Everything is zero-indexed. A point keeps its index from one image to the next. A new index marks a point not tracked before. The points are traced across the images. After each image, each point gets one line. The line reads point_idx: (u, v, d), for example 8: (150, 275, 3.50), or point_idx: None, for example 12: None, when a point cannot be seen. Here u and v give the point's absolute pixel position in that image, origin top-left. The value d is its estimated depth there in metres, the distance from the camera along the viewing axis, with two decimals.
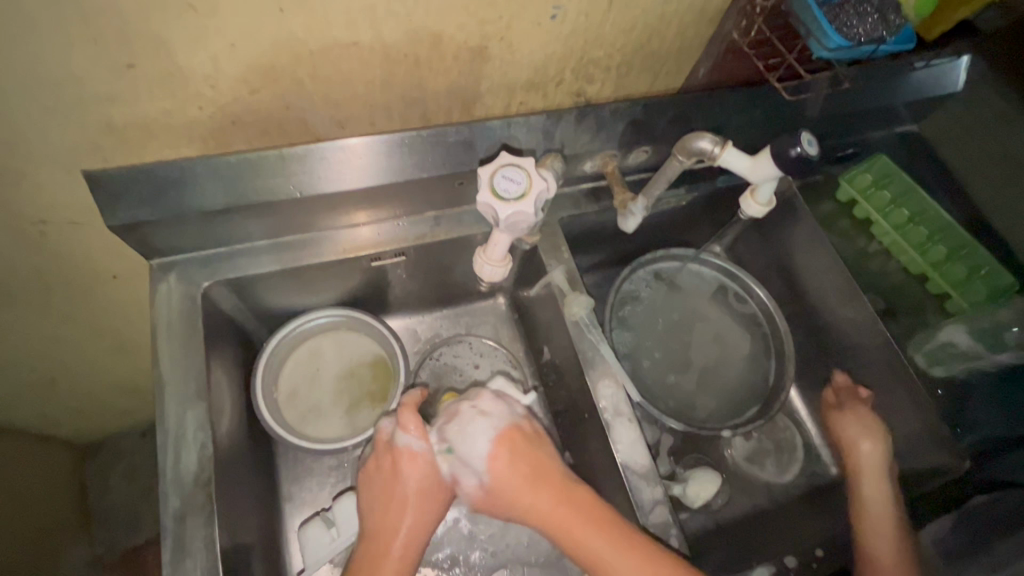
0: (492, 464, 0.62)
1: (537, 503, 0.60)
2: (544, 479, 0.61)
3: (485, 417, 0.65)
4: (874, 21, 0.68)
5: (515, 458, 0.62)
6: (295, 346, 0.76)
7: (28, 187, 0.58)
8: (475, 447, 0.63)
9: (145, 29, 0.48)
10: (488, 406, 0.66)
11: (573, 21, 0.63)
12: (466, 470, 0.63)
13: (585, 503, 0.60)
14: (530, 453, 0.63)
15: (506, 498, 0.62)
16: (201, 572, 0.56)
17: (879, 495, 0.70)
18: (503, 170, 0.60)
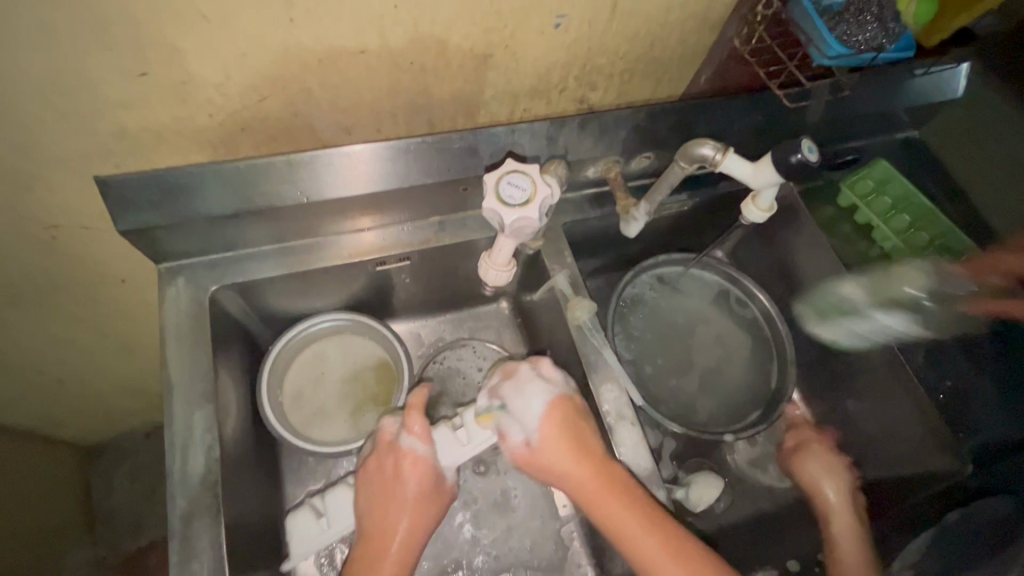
0: (543, 426, 0.63)
1: (574, 474, 0.61)
2: (584, 451, 0.62)
3: (543, 381, 0.65)
4: (874, 30, 0.69)
5: (564, 428, 0.63)
6: (302, 349, 0.77)
7: (41, 191, 0.59)
8: (529, 407, 0.64)
9: (159, 38, 0.49)
10: (546, 372, 0.66)
11: (577, 30, 0.64)
12: (519, 427, 0.64)
13: (620, 477, 0.61)
14: (577, 421, 0.64)
15: (552, 460, 0.63)
16: (208, 572, 0.57)
17: (847, 524, 0.72)
18: (508, 176, 0.60)
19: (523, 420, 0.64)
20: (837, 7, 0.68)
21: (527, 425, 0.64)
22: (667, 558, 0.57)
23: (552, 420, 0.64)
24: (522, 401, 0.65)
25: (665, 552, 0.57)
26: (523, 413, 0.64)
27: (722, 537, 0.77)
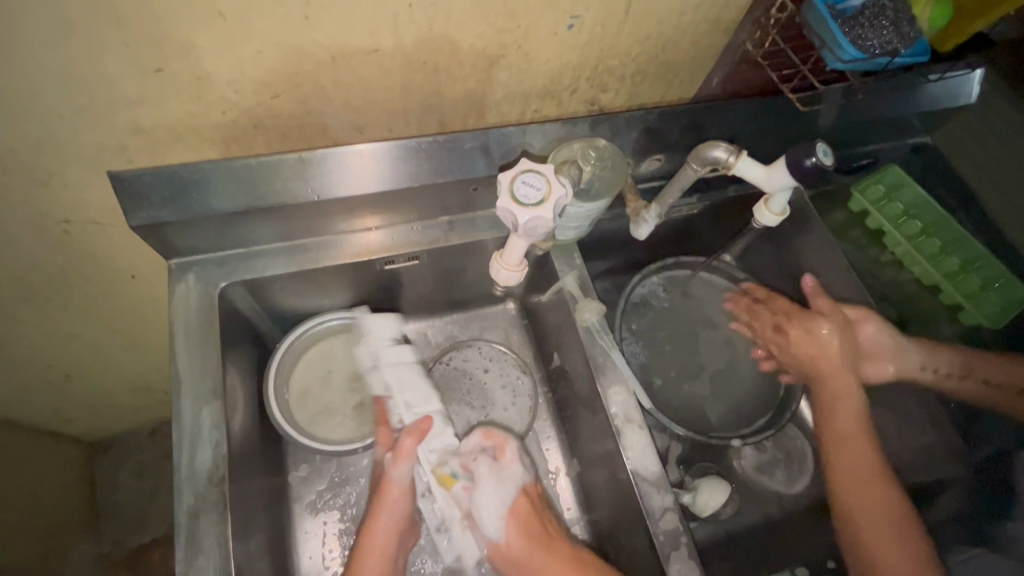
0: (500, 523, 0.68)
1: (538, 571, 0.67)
2: (547, 545, 0.68)
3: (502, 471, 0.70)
4: (890, 34, 0.68)
5: (525, 524, 0.68)
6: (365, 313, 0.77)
7: (54, 186, 0.59)
8: (490, 507, 0.69)
9: (176, 33, 0.49)
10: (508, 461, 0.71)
11: (590, 31, 0.64)
12: (491, 516, 0.68)
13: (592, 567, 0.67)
14: (531, 516, 0.69)
15: (507, 550, 0.68)
16: (213, 568, 0.56)
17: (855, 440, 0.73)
18: (523, 176, 0.60)
19: (484, 510, 0.69)
20: (854, 10, 0.67)
21: (492, 514, 0.69)
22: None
23: (514, 522, 0.68)
24: (483, 495, 0.69)
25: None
26: (488, 507, 0.69)
27: (728, 543, 0.76)
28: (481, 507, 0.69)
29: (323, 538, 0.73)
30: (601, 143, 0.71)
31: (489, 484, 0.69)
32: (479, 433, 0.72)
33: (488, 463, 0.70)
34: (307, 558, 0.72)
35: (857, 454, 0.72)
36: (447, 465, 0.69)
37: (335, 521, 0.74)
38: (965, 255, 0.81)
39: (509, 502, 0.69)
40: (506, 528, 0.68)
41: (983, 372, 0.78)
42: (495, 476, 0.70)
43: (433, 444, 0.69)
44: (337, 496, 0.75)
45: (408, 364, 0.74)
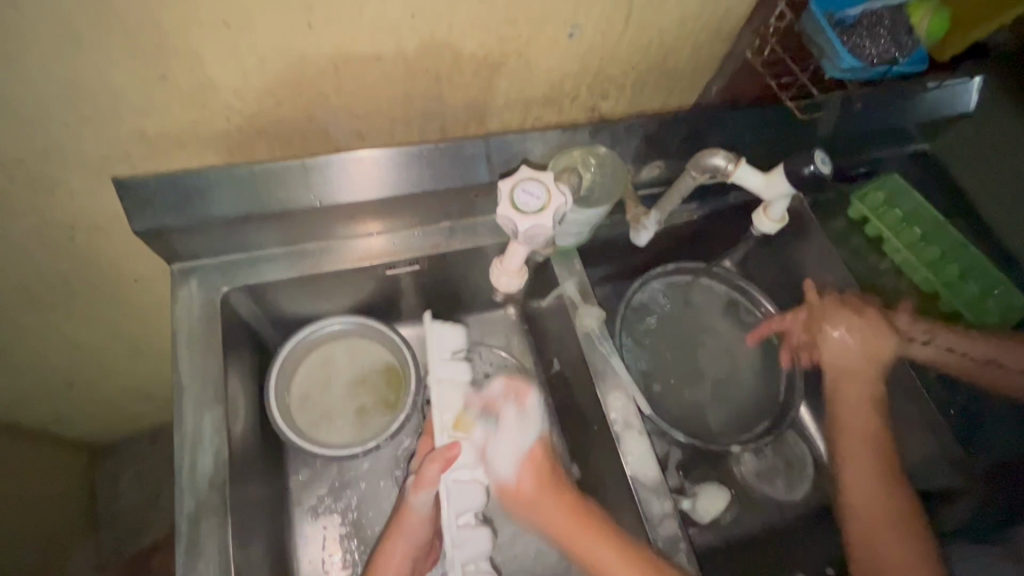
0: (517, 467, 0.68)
1: (550, 518, 0.67)
2: (556, 491, 0.68)
3: (522, 417, 0.70)
4: (886, 44, 0.69)
5: (539, 470, 0.69)
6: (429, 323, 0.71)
7: (59, 193, 0.60)
8: (506, 448, 0.69)
9: (181, 43, 0.50)
10: (529, 407, 0.72)
11: (590, 40, 0.65)
12: (506, 456, 0.68)
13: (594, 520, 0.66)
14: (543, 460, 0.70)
15: (525, 502, 0.68)
16: (214, 573, 0.57)
17: (858, 424, 0.75)
18: (524, 183, 0.60)
19: (497, 453, 0.68)
20: (852, 20, 0.68)
21: (509, 455, 0.69)
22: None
23: (529, 466, 0.69)
24: (501, 441, 0.69)
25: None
26: (505, 447, 0.69)
27: (728, 550, 0.76)
28: (497, 455, 0.69)
29: (323, 543, 0.73)
30: (601, 150, 0.71)
31: (513, 424, 0.70)
32: (502, 379, 0.73)
33: (513, 407, 0.71)
34: (307, 563, 0.72)
35: (856, 433, 0.74)
36: (465, 512, 0.63)
37: (335, 527, 0.74)
38: (963, 263, 0.82)
39: (525, 446, 0.70)
40: (518, 467, 0.68)
41: (975, 347, 0.76)
42: (521, 419, 0.70)
43: (461, 476, 0.64)
44: (335, 501, 0.75)
45: (460, 385, 0.69)
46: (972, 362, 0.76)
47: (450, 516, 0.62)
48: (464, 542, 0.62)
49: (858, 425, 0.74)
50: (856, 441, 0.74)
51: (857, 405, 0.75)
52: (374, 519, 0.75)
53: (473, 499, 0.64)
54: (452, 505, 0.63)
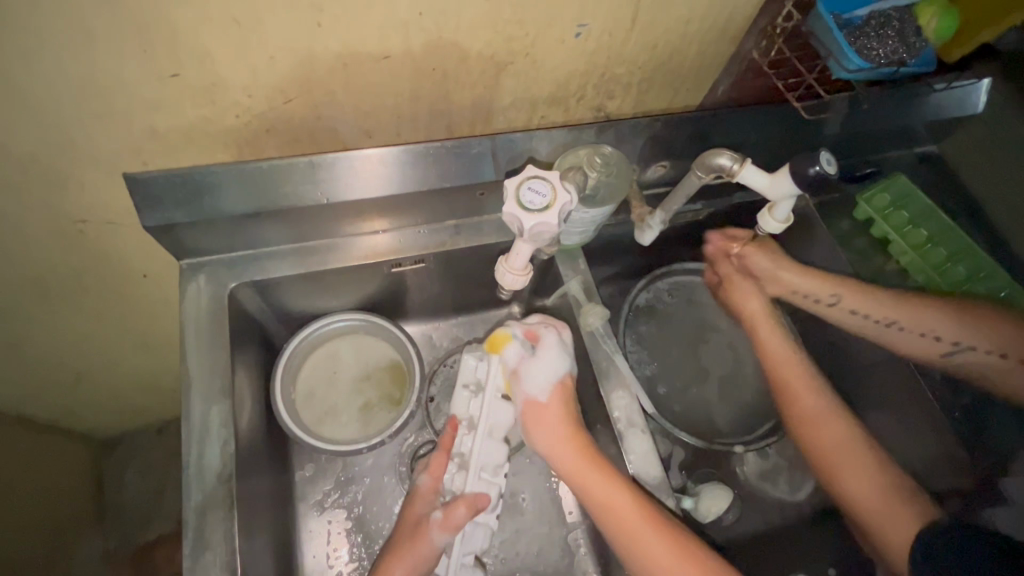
0: (546, 395, 0.69)
1: (560, 448, 0.67)
2: (573, 430, 0.68)
3: (560, 354, 0.69)
4: (894, 44, 0.68)
5: (565, 401, 0.69)
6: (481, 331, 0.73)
7: (71, 187, 0.61)
8: (543, 372, 0.68)
9: (192, 41, 0.50)
10: (568, 339, 0.71)
11: (597, 39, 0.65)
12: (538, 378, 0.68)
13: (599, 461, 0.65)
14: (569, 396, 0.70)
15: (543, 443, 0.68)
16: (220, 564, 0.57)
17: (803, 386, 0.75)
18: (530, 182, 0.61)
19: (535, 377, 0.68)
20: (858, 20, 0.68)
21: (543, 379, 0.69)
22: (655, 539, 0.60)
23: (558, 395, 0.69)
24: (538, 365, 0.68)
25: (640, 518, 0.60)
26: (540, 369, 0.68)
27: (729, 549, 0.77)
28: (532, 375, 0.69)
29: (327, 537, 0.74)
30: (607, 150, 0.71)
31: (551, 355, 0.69)
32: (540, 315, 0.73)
33: (553, 334, 0.70)
34: (311, 557, 0.73)
35: (801, 390, 0.75)
36: (469, 553, 0.68)
37: (340, 521, 0.75)
38: (971, 267, 0.81)
39: (559, 373, 0.69)
40: (550, 392, 0.69)
41: (960, 334, 0.75)
42: (560, 349, 0.69)
43: (479, 518, 0.67)
44: (338, 495, 0.76)
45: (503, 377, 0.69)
46: (869, 323, 0.77)
47: (454, 558, 0.67)
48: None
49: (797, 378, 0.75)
50: (805, 395, 0.74)
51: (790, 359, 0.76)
52: (379, 512, 0.76)
53: (478, 540, 0.68)
54: (463, 546, 0.67)
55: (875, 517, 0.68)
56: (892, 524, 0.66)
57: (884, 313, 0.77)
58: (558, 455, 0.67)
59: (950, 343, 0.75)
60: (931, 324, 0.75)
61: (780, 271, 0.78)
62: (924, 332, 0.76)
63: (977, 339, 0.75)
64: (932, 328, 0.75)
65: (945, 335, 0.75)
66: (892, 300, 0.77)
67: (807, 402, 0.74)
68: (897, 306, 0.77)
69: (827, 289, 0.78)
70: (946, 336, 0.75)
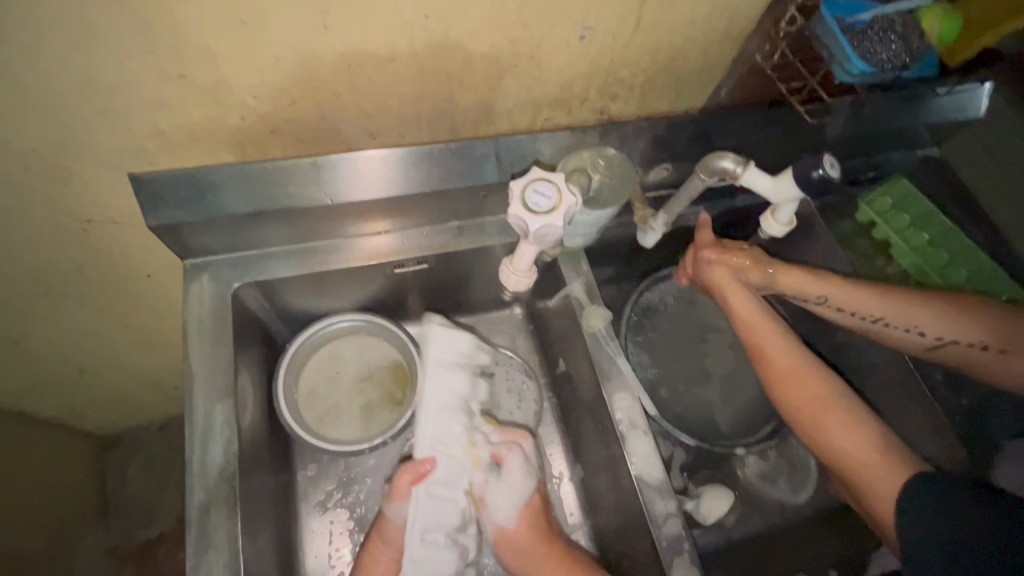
0: (512, 522, 0.70)
1: (538, 566, 0.69)
2: (547, 541, 0.70)
3: (521, 469, 0.71)
4: (898, 48, 0.68)
5: (534, 520, 0.71)
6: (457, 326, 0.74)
7: (76, 186, 0.61)
8: (506, 496, 0.70)
9: (200, 41, 0.51)
10: (530, 452, 0.73)
11: (602, 42, 0.65)
12: (504, 501, 0.70)
13: (568, 556, 0.70)
14: (543, 509, 0.73)
15: (514, 547, 0.70)
16: (223, 563, 0.58)
17: (778, 348, 0.71)
18: (535, 183, 0.61)
19: (498, 502, 0.70)
20: (863, 23, 0.67)
21: (511, 501, 0.71)
22: None
23: (525, 516, 0.71)
24: (503, 489, 0.70)
25: None
26: (506, 496, 0.70)
27: (730, 551, 0.77)
28: (496, 501, 0.71)
29: (329, 536, 0.74)
30: (610, 152, 0.72)
31: (513, 482, 0.71)
32: (501, 428, 0.73)
33: (518, 456, 0.71)
34: (313, 557, 0.73)
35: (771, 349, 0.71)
36: (435, 530, 0.67)
37: (342, 521, 0.75)
38: (971, 269, 0.81)
39: (525, 495, 0.72)
40: (517, 514, 0.71)
41: (956, 334, 0.73)
42: (524, 470, 0.71)
43: (437, 492, 0.67)
44: (340, 495, 0.76)
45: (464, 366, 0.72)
46: (854, 319, 0.74)
47: (416, 531, 0.66)
48: (429, 556, 0.66)
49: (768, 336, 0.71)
50: (774, 352, 0.71)
51: (763, 323, 0.72)
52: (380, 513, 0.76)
53: (443, 517, 0.67)
54: (426, 520, 0.66)
55: (866, 477, 0.64)
56: (879, 486, 0.63)
57: (873, 310, 0.73)
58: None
59: (936, 337, 0.73)
60: (917, 318, 0.73)
61: (777, 276, 0.74)
62: (909, 328, 0.73)
63: (959, 334, 0.73)
64: (916, 324, 0.73)
65: (929, 329, 0.73)
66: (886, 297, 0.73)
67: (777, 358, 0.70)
68: (887, 299, 0.73)
69: (814, 286, 0.73)
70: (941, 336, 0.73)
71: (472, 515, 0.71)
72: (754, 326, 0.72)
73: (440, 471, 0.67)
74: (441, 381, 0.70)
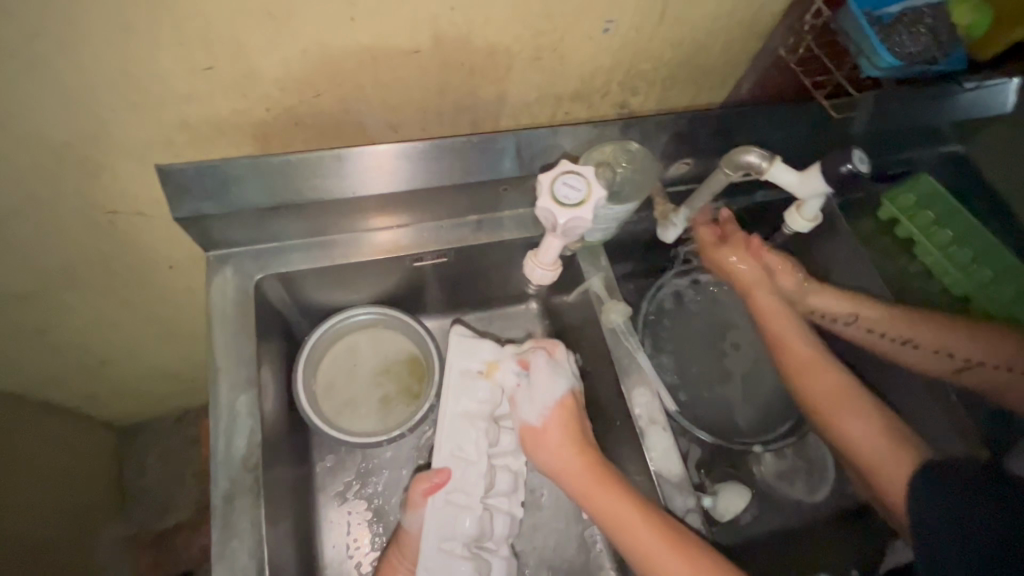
0: (546, 416, 0.69)
1: (568, 464, 0.66)
2: (580, 447, 0.67)
3: (554, 372, 0.70)
4: (928, 41, 0.67)
5: (568, 415, 0.69)
6: (479, 335, 0.77)
7: (104, 178, 0.62)
8: (536, 399, 0.70)
9: (229, 33, 0.51)
10: (560, 356, 0.72)
11: (625, 35, 0.65)
12: (533, 405, 0.70)
13: (606, 474, 0.65)
14: (578, 410, 0.70)
15: (546, 449, 0.68)
16: (247, 551, 0.58)
17: (800, 346, 0.74)
18: (564, 176, 0.61)
19: (530, 404, 0.70)
20: (890, 17, 0.67)
21: (541, 403, 0.69)
22: (663, 548, 0.58)
23: (559, 412, 0.69)
24: (532, 391, 0.70)
25: (642, 523, 0.60)
26: (535, 396, 0.70)
27: (747, 549, 0.76)
28: (526, 401, 0.71)
29: (347, 527, 0.75)
30: (632, 146, 0.72)
31: (545, 374, 0.70)
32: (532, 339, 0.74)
33: (543, 355, 0.71)
34: (331, 547, 0.74)
35: (793, 346, 0.74)
36: (452, 539, 0.67)
37: (360, 512, 0.76)
38: (997, 266, 0.80)
39: (557, 394, 0.70)
40: (546, 413, 0.69)
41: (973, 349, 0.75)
42: (552, 367, 0.70)
43: (454, 498, 0.69)
44: (357, 486, 0.77)
45: (472, 368, 0.74)
46: (885, 342, 0.77)
47: (432, 539, 0.66)
48: (446, 566, 0.66)
49: (792, 337, 0.74)
50: (797, 350, 0.74)
51: (790, 330, 0.75)
52: (398, 505, 0.76)
53: (461, 527, 0.67)
54: (441, 529, 0.67)
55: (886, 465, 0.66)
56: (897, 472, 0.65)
57: (901, 332, 0.76)
58: (565, 475, 0.67)
59: (965, 360, 0.75)
60: (947, 340, 0.75)
61: (808, 293, 0.77)
62: (940, 349, 0.75)
63: (989, 356, 0.74)
64: (948, 347, 0.75)
65: (959, 351, 0.75)
66: (907, 316, 0.76)
67: (797, 351, 0.74)
68: (916, 322, 0.76)
69: (844, 308, 0.77)
70: (961, 353, 0.75)
71: (492, 533, 0.70)
72: (779, 332, 0.75)
73: (462, 475, 0.70)
74: (457, 386, 0.73)
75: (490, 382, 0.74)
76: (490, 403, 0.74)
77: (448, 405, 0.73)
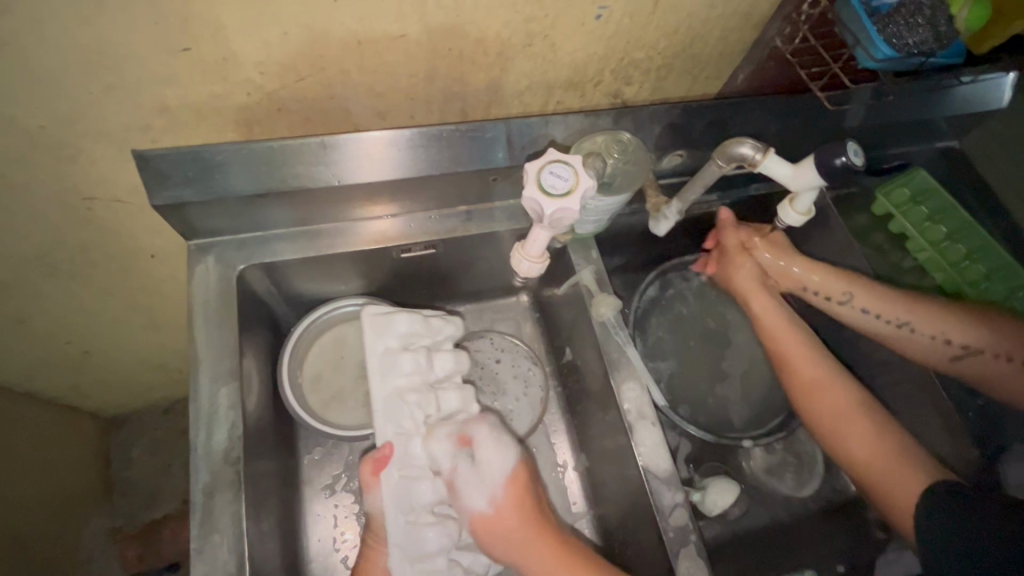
0: (495, 502, 0.65)
1: (528, 552, 0.65)
2: (537, 525, 0.66)
3: (500, 450, 0.66)
4: (924, 33, 0.66)
5: (519, 494, 0.66)
6: (393, 310, 0.71)
7: (79, 164, 0.60)
8: (483, 483, 0.65)
9: (205, 13, 0.49)
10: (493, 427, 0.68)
11: (618, 22, 0.63)
12: (479, 489, 0.65)
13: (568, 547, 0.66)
14: (526, 491, 0.67)
15: (507, 532, 0.65)
16: (228, 546, 0.57)
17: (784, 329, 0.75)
18: (551, 166, 0.59)
19: (480, 485, 0.65)
20: (888, 7, 0.66)
21: (490, 486, 0.65)
22: None
23: (510, 492, 0.66)
24: (478, 471, 0.65)
25: None
26: (482, 476, 0.65)
27: (734, 543, 0.76)
28: (471, 484, 0.65)
29: (333, 520, 0.74)
30: (625, 137, 0.70)
31: (489, 454, 0.66)
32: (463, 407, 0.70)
33: (484, 429, 0.67)
34: (316, 541, 0.73)
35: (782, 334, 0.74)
36: (416, 509, 0.63)
37: (346, 505, 0.75)
38: (988, 263, 0.79)
39: (507, 469, 0.67)
40: (496, 497, 0.65)
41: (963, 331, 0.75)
42: (496, 442, 0.67)
43: (406, 471, 0.63)
44: (343, 478, 0.76)
45: (390, 344, 0.68)
46: (879, 322, 0.76)
47: (397, 516, 0.61)
48: (416, 536, 0.61)
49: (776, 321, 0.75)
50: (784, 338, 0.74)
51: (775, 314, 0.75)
52: None
53: (423, 497, 0.63)
54: (400, 502, 0.62)
55: (884, 464, 0.66)
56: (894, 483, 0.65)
57: (899, 315, 0.75)
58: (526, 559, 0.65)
59: (960, 347, 0.75)
60: (941, 326, 0.75)
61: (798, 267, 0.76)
62: (933, 334, 0.75)
63: (981, 341, 0.75)
64: (942, 331, 0.75)
65: (954, 338, 0.75)
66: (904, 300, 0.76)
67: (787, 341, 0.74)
68: (913, 306, 0.75)
69: (838, 287, 0.76)
70: (955, 338, 0.75)
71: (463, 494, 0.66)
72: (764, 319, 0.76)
73: (410, 450, 0.64)
74: (377, 360, 0.67)
75: (405, 360, 0.67)
76: (418, 373, 0.67)
77: (375, 383, 0.66)
